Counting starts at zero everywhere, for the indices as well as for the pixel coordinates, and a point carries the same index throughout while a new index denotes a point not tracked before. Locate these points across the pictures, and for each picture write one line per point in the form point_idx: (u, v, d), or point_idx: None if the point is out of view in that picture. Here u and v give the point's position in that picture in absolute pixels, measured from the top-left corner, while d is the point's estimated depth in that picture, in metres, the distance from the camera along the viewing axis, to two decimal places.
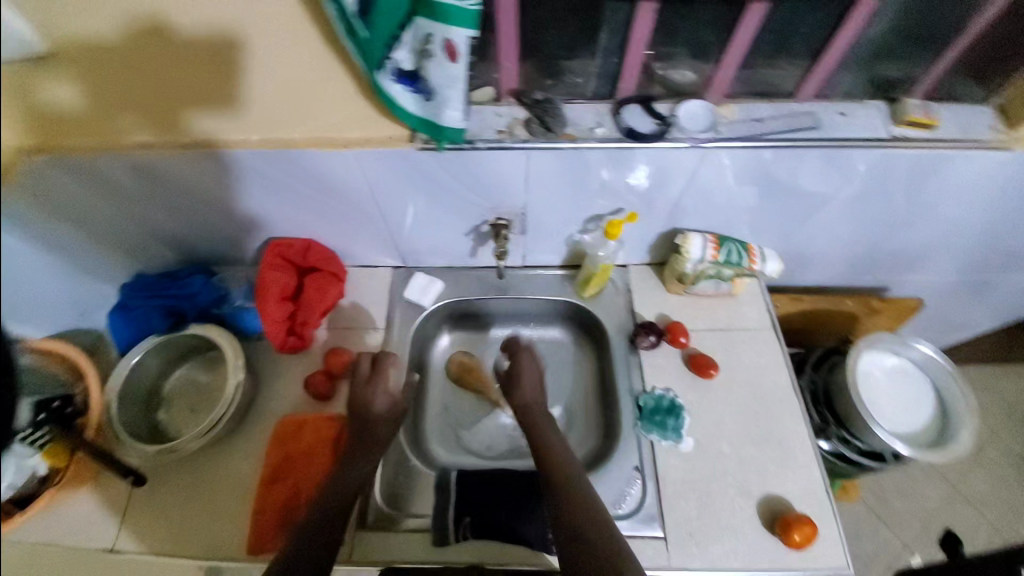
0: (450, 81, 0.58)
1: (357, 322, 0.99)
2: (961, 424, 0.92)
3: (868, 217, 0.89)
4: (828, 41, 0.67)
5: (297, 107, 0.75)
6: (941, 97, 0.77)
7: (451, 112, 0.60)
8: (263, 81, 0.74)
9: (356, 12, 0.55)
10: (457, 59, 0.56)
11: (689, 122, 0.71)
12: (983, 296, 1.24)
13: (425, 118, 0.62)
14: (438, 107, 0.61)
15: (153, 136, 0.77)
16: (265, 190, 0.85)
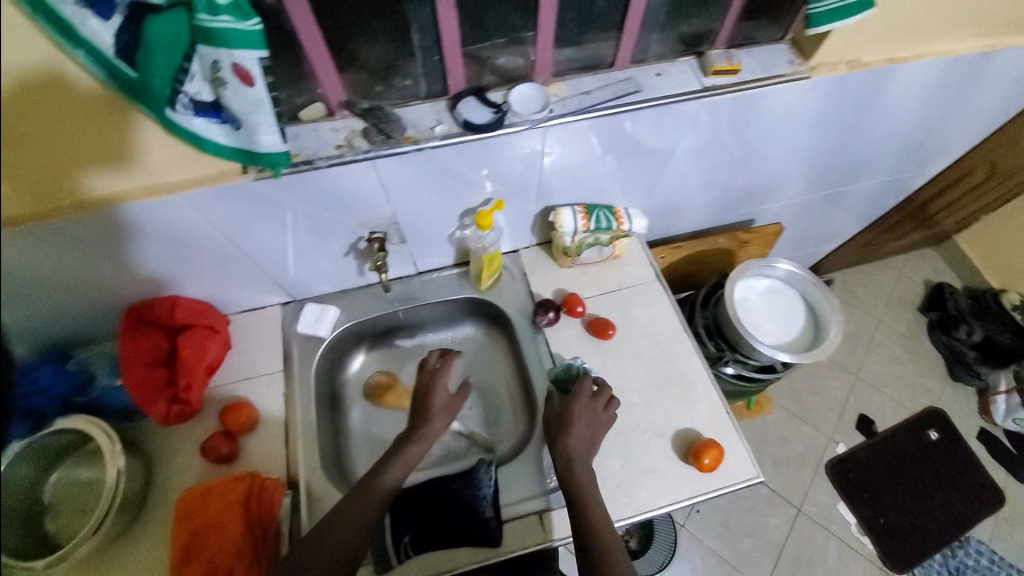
0: (254, 106, 0.56)
1: (253, 370, 0.94)
2: (829, 323, 1.04)
3: (715, 160, 0.97)
4: (627, 10, 0.70)
5: (158, 158, 0.67)
6: (742, 43, 0.83)
7: (265, 137, 0.58)
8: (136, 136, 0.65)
9: (121, 49, 0.50)
10: (253, 82, 0.53)
11: (521, 105, 0.73)
12: (834, 207, 1.40)
13: (240, 147, 0.60)
14: (249, 135, 0.58)
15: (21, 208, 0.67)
16: (157, 244, 0.78)
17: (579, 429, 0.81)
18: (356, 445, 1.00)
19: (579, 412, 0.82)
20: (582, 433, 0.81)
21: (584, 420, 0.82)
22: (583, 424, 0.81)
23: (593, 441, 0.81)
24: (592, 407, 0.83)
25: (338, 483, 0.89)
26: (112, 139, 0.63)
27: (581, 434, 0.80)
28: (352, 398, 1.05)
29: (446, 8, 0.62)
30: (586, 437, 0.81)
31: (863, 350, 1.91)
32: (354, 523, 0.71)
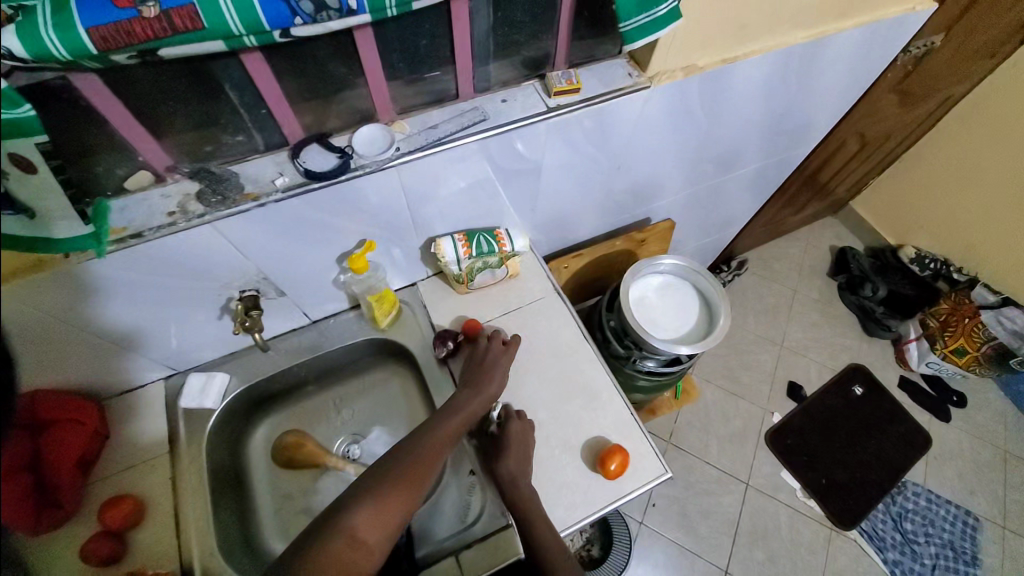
0: (48, 189, 0.54)
1: (135, 457, 0.87)
2: (719, 311, 1.09)
3: (588, 171, 1.01)
4: (454, 46, 0.71)
5: None
6: (582, 62, 0.87)
7: (62, 222, 0.57)
8: None
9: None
10: (37, 167, 0.52)
11: (366, 147, 0.73)
12: (723, 195, 1.49)
13: (38, 235, 0.56)
14: (47, 221, 0.55)
15: None
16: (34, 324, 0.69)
17: (523, 444, 0.86)
18: (269, 514, 0.95)
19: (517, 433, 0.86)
20: (521, 448, 0.85)
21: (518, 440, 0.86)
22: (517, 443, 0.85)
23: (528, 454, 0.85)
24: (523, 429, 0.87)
25: (243, 560, 0.85)
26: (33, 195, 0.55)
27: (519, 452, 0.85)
28: (259, 465, 0.99)
29: (257, 63, 0.61)
30: (522, 456, 0.84)
31: (783, 320, 2.03)
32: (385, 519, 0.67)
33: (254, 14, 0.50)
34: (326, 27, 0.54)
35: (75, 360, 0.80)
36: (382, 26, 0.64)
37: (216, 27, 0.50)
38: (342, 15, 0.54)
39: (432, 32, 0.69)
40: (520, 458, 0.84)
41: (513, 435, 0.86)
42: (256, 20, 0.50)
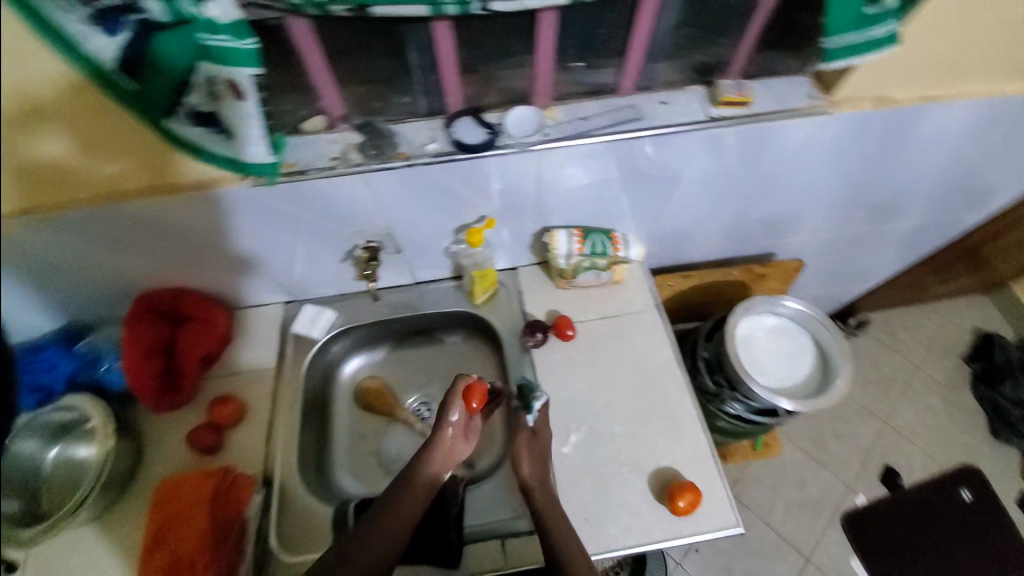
0: (247, 118, 0.57)
1: (247, 363, 0.97)
2: (836, 369, 0.99)
3: (726, 191, 0.94)
4: (630, 39, 0.69)
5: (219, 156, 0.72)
6: (757, 73, 0.81)
7: (253, 148, 0.60)
8: None
9: (123, 63, 0.53)
10: (245, 96, 0.55)
11: (515, 127, 0.73)
12: (864, 246, 1.32)
13: (230, 157, 0.61)
14: (239, 144, 0.60)
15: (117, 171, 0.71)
16: (204, 235, 0.83)
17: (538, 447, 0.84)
18: (340, 448, 1.01)
19: (525, 436, 0.85)
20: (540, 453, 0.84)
21: (529, 444, 0.84)
22: (529, 451, 0.83)
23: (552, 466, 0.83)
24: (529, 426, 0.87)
25: (314, 484, 0.91)
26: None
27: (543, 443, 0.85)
28: (341, 401, 1.06)
29: (443, 30, 0.64)
30: (539, 459, 0.83)
31: (893, 397, 1.77)
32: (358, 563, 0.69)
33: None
34: (524, 6, 0.55)
35: (218, 270, 0.91)
36: (565, 10, 0.64)
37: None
38: None
39: (613, 21, 0.68)
40: (536, 468, 0.82)
41: (524, 435, 0.85)
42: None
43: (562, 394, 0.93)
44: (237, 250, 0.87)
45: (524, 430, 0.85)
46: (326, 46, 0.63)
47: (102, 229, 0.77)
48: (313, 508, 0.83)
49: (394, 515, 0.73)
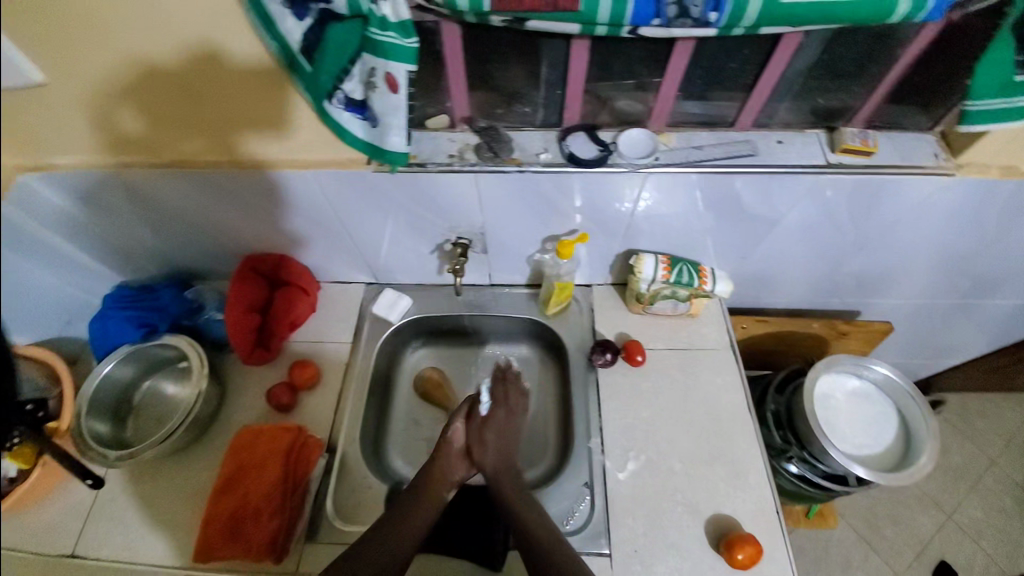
0: (393, 111, 0.62)
1: (325, 335, 1.02)
2: (920, 449, 0.93)
3: (824, 240, 0.91)
4: (759, 76, 0.70)
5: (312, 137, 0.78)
6: (880, 125, 0.79)
7: (393, 138, 0.64)
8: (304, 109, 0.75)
9: (306, 48, 0.59)
10: (398, 90, 0.60)
11: (628, 148, 0.75)
12: (960, 319, 1.22)
13: (371, 142, 0.66)
14: (381, 134, 0.65)
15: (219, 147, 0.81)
16: (287, 211, 0.90)
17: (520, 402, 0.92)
18: (395, 431, 1.04)
19: (501, 409, 0.90)
20: (514, 423, 0.90)
21: (502, 424, 0.89)
22: (499, 429, 0.88)
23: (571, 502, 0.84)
24: (510, 396, 0.92)
25: (371, 461, 0.94)
26: (272, 104, 0.74)
27: (517, 415, 0.91)
28: (401, 388, 1.09)
29: (581, 48, 0.66)
30: (509, 437, 0.89)
31: (961, 488, 1.51)
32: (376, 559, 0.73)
33: (624, 6, 0.53)
34: (672, 33, 0.56)
35: (317, 244, 0.98)
36: (702, 43, 0.66)
37: (587, 12, 0.54)
38: (695, 25, 0.55)
39: (746, 58, 0.68)
40: (502, 451, 0.86)
41: (498, 406, 0.90)
42: (621, 13, 0.53)
43: (622, 418, 0.92)
44: (288, 224, 0.93)
45: (497, 405, 0.90)
46: (467, 52, 0.67)
47: (178, 203, 0.89)
48: (368, 484, 0.87)
49: (402, 521, 0.77)
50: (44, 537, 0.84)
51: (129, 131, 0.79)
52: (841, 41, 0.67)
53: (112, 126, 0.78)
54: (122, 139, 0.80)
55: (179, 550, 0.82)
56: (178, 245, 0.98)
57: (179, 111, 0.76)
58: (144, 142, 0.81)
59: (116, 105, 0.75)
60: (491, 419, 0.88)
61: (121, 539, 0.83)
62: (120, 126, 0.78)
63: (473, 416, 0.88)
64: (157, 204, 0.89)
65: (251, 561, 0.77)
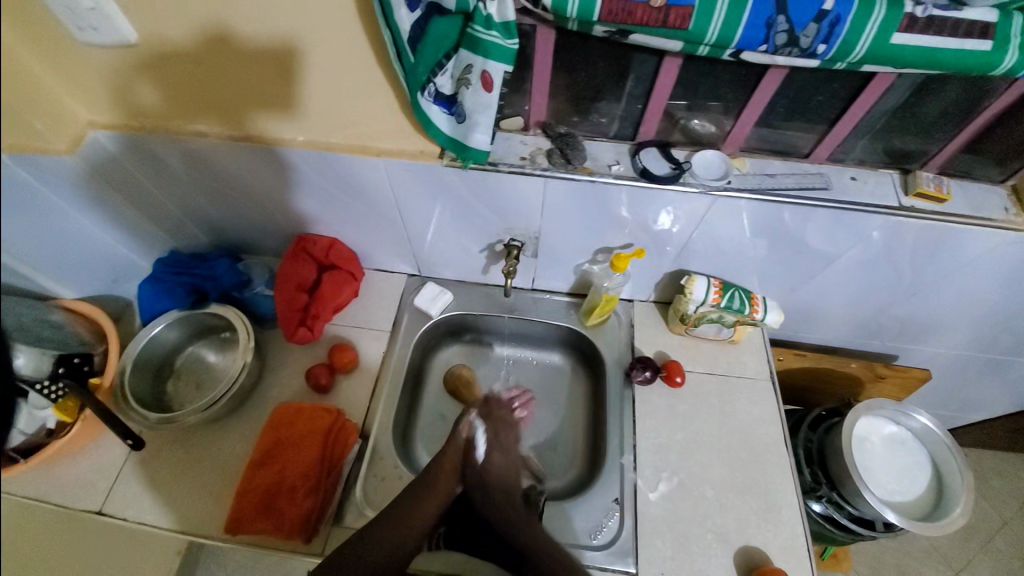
0: (483, 108, 0.65)
1: (365, 322, 1.03)
2: (954, 500, 0.91)
3: (875, 280, 0.90)
4: (844, 110, 0.71)
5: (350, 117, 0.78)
6: (952, 174, 0.78)
7: (478, 136, 0.67)
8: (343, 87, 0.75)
9: (409, 39, 0.60)
10: (491, 88, 0.62)
11: (701, 169, 0.76)
12: (994, 376, 1.18)
13: (454, 138, 0.70)
14: (467, 131, 0.68)
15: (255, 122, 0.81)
16: (318, 189, 0.90)
17: (511, 436, 0.88)
18: (422, 425, 1.04)
19: (499, 448, 0.85)
20: (513, 458, 0.85)
21: (500, 460, 0.84)
22: (500, 448, 0.85)
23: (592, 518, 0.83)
24: (504, 434, 0.87)
25: (400, 452, 0.94)
26: (287, 83, 0.75)
27: (512, 450, 0.86)
28: (432, 383, 1.09)
29: (671, 66, 0.67)
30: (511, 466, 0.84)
31: (973, 546, 1.40)
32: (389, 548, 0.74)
33: (733, 31, 0.55)
34: (775, 60, 0.59)
35: (368, 230, 0.98)
36: (792, 73, 0.67)
37: (695, 32, 0.56)
38: (800, 55, 0.58)
39: (834, 91, 0.69)
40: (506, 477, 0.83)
41: (494, 443, 0.85)
42: (728, 39, 0.56)
43: (656, 438, 0.91)
44: (318, 203, 0.93)
45: (494, 444, 0.85)
46: (558, 58, 0.69)
47: (184, 177, 0.90)
48: (397, 475, 0.87)
49: (410, 515, 0.77)
50: (74, 492, 0.84)
51: (145, 105, 0.80)
52: (928, 85, 0.67)
53: (128, 100, 0.80)
54: (138, 113, 0.81)
55: (207, 519, 0.82)
56: (179, 220, 0.99)
57: (197, 86, 0.77)
58: (160, 117, 0.82)
59: (143, 77, 0.77)
60: (489, 457, 0.83)
61: (152, 501, 0.84)
62: (137, 101, 0.80)
63: (471, 459, 0.82)
64: (164, 178, 0.90)
65: (280, 538, 0.78)
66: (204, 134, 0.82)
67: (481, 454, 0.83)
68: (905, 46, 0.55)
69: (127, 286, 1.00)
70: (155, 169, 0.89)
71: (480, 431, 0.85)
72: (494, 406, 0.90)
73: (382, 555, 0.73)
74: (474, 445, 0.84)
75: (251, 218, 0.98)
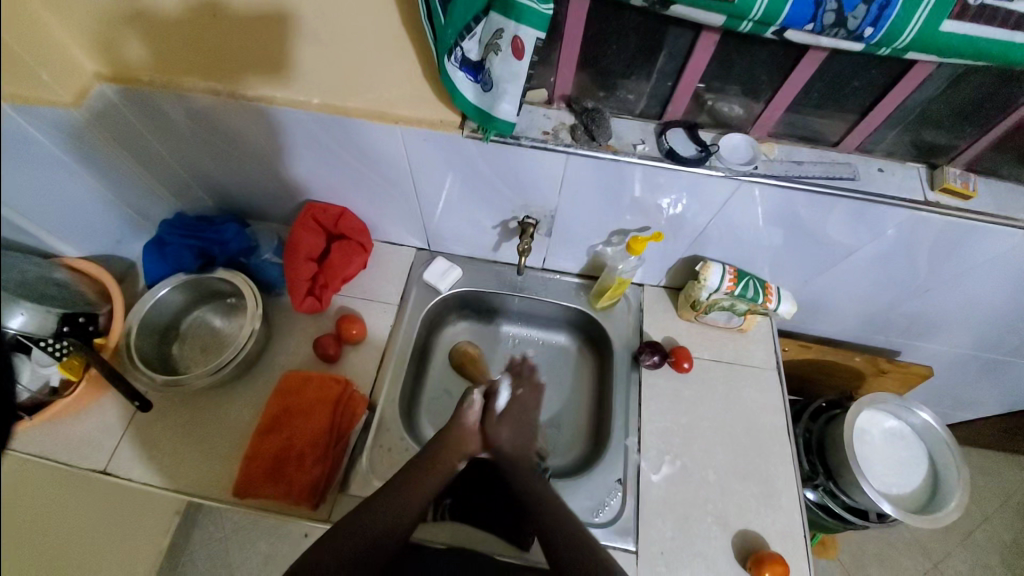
0: (511, 77, 0.63)
1: (373, 293, 1.02)
2: (950, 493, 0.93)
3: (889, 275, 0.89)
4: (880, 99, 0.70)
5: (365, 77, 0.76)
6: (980, 171, 0.77)
7: (506, 106, 0.65)
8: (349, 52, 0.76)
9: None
10: (522, 56, 0.60)
11: (729, 153, 0.75)
12: (990, 377, 1.20)
13: (480, 107, 0.67)
14: (493, 101, 0.65)
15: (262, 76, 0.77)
16: (324, 153, 0.87)
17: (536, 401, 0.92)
18: (427, 400, 1.04)
19: (520, 408, 0.90)
20: (530, 418, 0.90)
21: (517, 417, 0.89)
22: (512, 418, 0.88)
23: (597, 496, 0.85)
24: (531, 390, 0.92)
25: (406, 426, 0.94)
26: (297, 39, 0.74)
27: (531, 414, 0.90)
28: (437, 359, 1.09)
29: (707, 42, 0.66)
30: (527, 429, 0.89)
31: (951, 539, 1.44)
32: (395, 513, 0.75)
33: (781, 6, 0.53)
34: (819, 41, 0.57)
35: (380, 201, 0.96)
36: (831, 56, 0.65)
37: (741, 6, 0.54)
38: (846, 38, 0.56)
39: (872, 78, 0.67)
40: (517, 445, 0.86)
41: (514, 403, 0.90)
42: (775, 14, 0.54)
43: (660, 422, 0.92)
44: (326, 169, 0.91)
45: (514, 403, 0.90)
46: (589, 29, 0.67)
47: (182, 137, 0.86)
48: (403, 447, 0.87)
49: (414, 481, 0.78)
50: (80, 451, 0.84)
51: (145, 58, 0.77)
52: (969, 77, 0.65)
53: (124, 53, 0.76)
54: (133, 67, 0.77)
55: (213, 483, 0.82)
56: (174, 181, 0.96)
57: (202, 42, 0.77)
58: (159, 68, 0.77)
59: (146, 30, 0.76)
60: (505, 413, 0.88)
61: (158, 462, 0.84)
62: (138, 53, 0.77)
63: (490, 406, 0.89)
64: (160, 136, 0.86)
65: (287, 503, 0.79)
66: (203, 91, 0.77)
67: (502, 403, 0.90)
68: (956, 33, 0.54)
69: (130, 247, 0.98)
70: (159, 128, 0.85)
71: (506, 388, 0.92)
72: (525, 367, 0.94)
73: (387, 520, 0.74)
74: (496, 398, 0.90)
75: (251, 181, 0.96)
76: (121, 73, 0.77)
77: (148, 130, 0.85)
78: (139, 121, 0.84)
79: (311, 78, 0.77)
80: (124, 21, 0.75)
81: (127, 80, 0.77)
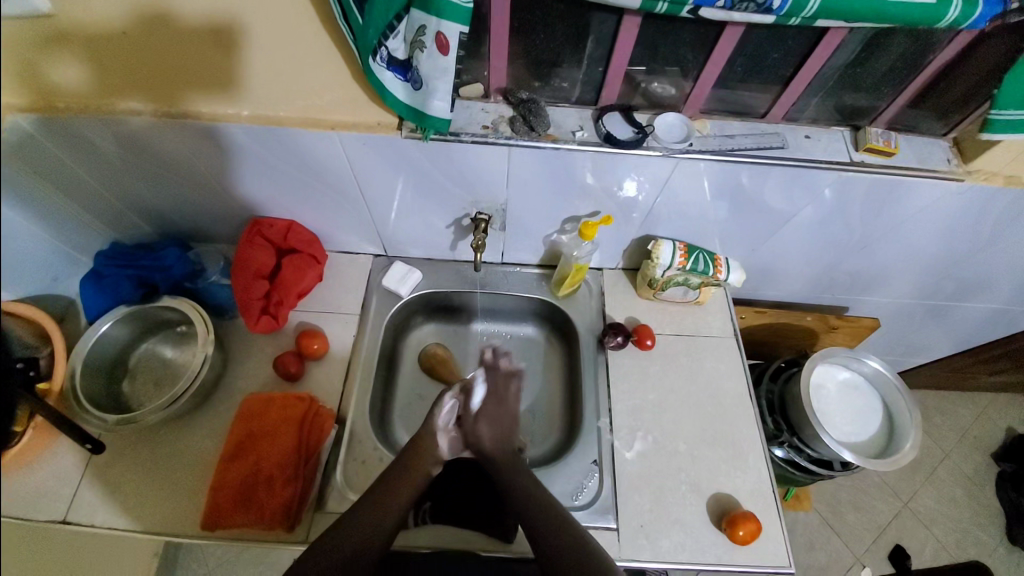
0: (440, 72, 0.63)
1: (332, 305, 1.00)
2: (904, 436, 0.99)
3: (830, 236, 0.94)
4: (797, 69, 0.73)
5: (289, 85, 0.74)
6: (900, 128, 0.81)
7: (438, 103, 0.65)
8: (268, 62, 0.72)
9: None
10: (447, 52, 0.60)
11: (665, 132, 0.77)
12: (935, 322, 1.26)
13: (413, 106, 0.67)
14: (425, 98, 0.65)
15: (195, 100, 0.75)
16: (258, 169, 0.85)
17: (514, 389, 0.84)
18: (398, 406, 1.03)
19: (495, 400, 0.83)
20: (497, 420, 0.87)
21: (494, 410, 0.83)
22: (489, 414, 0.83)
23: (577, 484, 0.87)
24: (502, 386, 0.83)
25: (378, 433, 0.93)
26: (226, 57, 0.72)
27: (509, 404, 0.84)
28: (405, 363, 1.07)
29: (630, 25, 0.67)
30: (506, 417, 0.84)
31: (916, 478, 1.54)
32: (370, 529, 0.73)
33: None
34: (733, 17, 0.59)
35: (327, 210, 0.94)
36: (748, 31, 0.68)
37: None
38: (756, 11, 0.58)
39: (790, 49, 0.71)
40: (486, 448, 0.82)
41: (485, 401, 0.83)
42: None
43: (631, 400, 0.94)
44: (265, 187, 0.89)
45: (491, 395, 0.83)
46: (514, 20, 0.68)
47: (112, 162, 0.83)
48: (378, 455, 0.87)
49: (391, 494, 0.77)
50: (32, 503, 0.79)
51: (66, 82, 0.73)
52: (875, 42, 0.69)
53: (37, 76, 0.71)
54: (53, 93, 0.73)
55: (181, 518, 0.79)
56: (105, 211, 0.92)
57: (131, 61, 0.72)
58: (83, 96, 0.74)
59: (54, 54, 0.70)
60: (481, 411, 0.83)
61: (119, 504, 0.80)
62: (54, 79, 0.72)
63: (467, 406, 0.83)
64: (87, 165, 0.83)
65: (261, 529, 0.77)
66: (129, 112, 0.75)
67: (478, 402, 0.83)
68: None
69: None
70: (84, 155, 0.81)
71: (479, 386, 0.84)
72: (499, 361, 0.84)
73: (363, 536, 0.73)
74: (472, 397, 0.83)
75: (187, 203, 0.93)
76: (39, 100, 0.73)
77: (67, 159, 0.81)
78: (55, 154, 0.78)
79: (241, 91, 0.74)
80: (34, 42, 0.69)
81: (49, 108, 0.73)
